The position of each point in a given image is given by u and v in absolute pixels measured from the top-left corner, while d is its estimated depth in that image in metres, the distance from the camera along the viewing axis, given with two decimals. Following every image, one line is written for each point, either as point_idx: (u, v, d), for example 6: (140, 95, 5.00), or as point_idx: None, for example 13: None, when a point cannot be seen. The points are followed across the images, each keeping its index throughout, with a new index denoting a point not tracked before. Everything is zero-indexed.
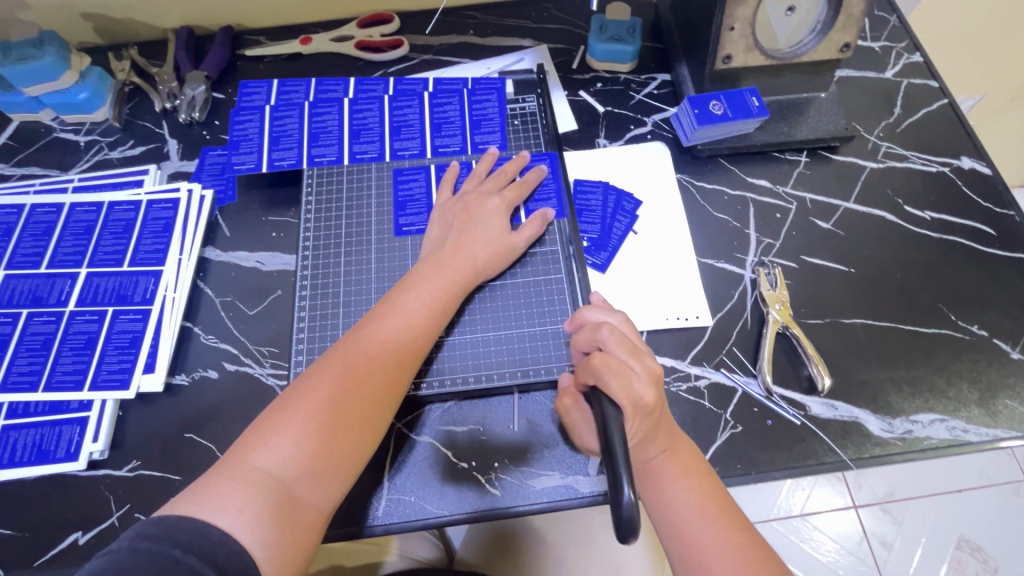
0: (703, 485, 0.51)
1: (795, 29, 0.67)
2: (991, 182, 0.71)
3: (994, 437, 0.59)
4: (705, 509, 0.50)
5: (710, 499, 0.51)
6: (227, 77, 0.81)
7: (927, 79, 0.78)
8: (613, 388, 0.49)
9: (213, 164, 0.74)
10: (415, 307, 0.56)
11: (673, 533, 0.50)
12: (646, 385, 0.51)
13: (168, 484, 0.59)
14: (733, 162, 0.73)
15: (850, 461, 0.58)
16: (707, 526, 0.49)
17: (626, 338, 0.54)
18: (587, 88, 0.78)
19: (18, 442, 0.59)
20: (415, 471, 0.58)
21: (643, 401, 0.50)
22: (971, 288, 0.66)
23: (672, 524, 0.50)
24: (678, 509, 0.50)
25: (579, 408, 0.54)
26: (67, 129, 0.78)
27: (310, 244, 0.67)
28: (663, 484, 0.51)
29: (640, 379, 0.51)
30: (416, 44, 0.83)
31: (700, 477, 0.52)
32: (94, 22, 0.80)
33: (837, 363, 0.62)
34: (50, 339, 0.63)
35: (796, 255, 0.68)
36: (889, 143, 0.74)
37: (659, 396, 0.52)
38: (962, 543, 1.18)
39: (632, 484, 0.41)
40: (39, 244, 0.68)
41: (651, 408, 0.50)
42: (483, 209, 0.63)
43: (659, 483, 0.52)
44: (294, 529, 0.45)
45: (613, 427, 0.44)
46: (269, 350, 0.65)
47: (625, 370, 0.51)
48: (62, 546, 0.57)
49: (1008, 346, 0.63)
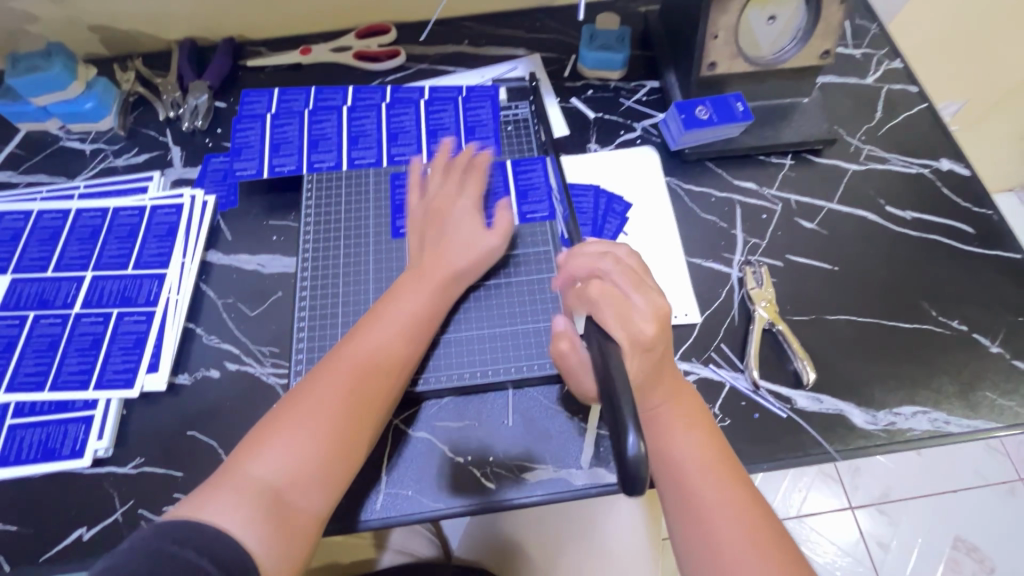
0: (709, 441, 0.52)
1: (776, 36, 0.70)
2: (969, 182, 0.74)
3: (975, 428, 0.60)
4: (710, 462, 0.51)
5: (713, 454, 0.51)
6: (229, 87, 0.83)
7: (907, 84, 0.81)
8: (611, 324, 0.48)
9: (216, 170, 0.76)
10: (398, 316, 0.58)
11: (679, 486, 0.50)
12: (648, 319, 0.50)
13: (172, 480, 0.60)
14: (720, 165, 0.76)
15: (835, 452, 0.60)
16: (711, 479, 0.50)
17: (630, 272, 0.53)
18: (578, 95, 0.81)
19: (25, 440, 0.61)
20: (412, 465, 0.60)
21: (646, 336, 0.49)
22: (951, 285, 0.68)
23: (676, 474, 0.50)
24: (683, 461, 0.51)
25: (576, 352, 0.54)
26: (73, 138, 0.80)
27: (309, 248, 0.69)
28: (672, 436, 0.52)
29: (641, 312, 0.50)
30: (412, 54, 0.85)
31: (706, 432, 0.53)
32: (101, 34, 0.82)
33: (822, 358, 0.64)
34: (57, 340, 0.65)
35: (782, 254, 0.70)
36: (870, 145, 0.76)
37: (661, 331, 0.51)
38: (958, 542, 1.19)
39: (639, 432, 0.39)
40: (45, 249, 0.70)
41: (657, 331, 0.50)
42: (455, 211, 0.65)
43: (666, 435, 0.52)
44: (290, 531, 0.47)
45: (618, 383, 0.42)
46: (270, 350, 0.67)
47: (625, 305, 0.50)
48: (68, 541, 0.58)
49: (987, 340, 0.64)
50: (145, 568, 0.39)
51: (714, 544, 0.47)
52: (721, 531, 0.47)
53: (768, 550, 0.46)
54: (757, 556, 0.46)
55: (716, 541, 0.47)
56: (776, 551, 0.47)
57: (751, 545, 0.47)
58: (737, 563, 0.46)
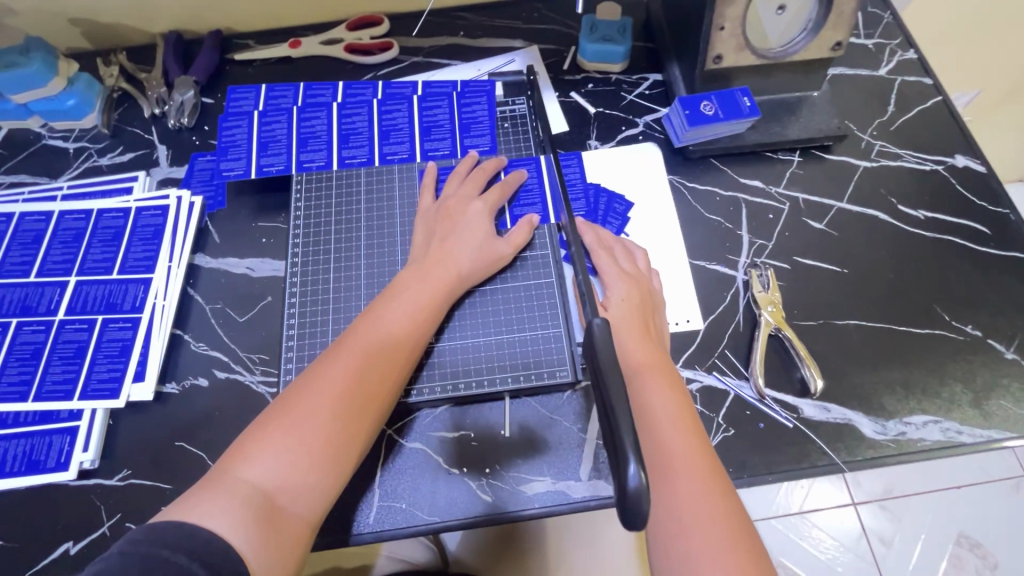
0: (682, 402, 0.53)
1: (785, 27, 0.67)
2: (985, 179, 0.71)
3: (988, 438, 0.58)
4: (680, 419, 0.52)
5: (684, 412, 0.52)
6: (217, 82, 0.80)
7: (921, 76, 0.77)
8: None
9: (203, 170, 0.74)
10: (399, 316, 0.56)
11: (649, 434, 0.51)
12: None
13: (160, 493, 0.59)
14: (725, 162, 0.73)
15: (843, 463, 0.58)
16: (678, 433, 0.50)
17: (629, 258, 0.63)
18: (578, 89, 0.78)
19: (8, 452, 0.59)
20: (405, 476, 0.58)
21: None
22: (965, 288, 0.65)
23: (646, 424, 0.51)
24: (656, 414, 0.52)
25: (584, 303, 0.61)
26: (57, 136, 0.77)
27: (299, 251, 0.67)
28: (647, 391, 0.53)
29: (629, 289, 0.60)
30: (405, 47, 0.82)
31: (680, 394, 0.54)
32: (82, 27, 0.79)
33: (830, 365, 0.62)
34: (40, 348, 0.63)
35: (789, 256, 0.67)
36: (882, 141, 0.74)
37: (646, 305, 0.60)
38: (962, 539, 1.18)
39: (640, 460, 0.37)
40: (28, 253, 0.68)
41: (632, 273, 0.62)
42: (465, 214, 0.63)
43: (644, 380, 0.54)
44: (280, 537, 0.44)
45: (618, 405, 0.40)
46: (260, 357, 0.65)
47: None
48: (54, 555, 0.57)
49: (1001, 345, 0.62)
50: (133, 573, 0.38)
51: (671, 487, 0.47)
52: (679, 477, 0.48)
53: (718, 498, 0.47)
54: (707, 503, 0.47)
55: (674, 484, 0.48)
56: (726, 501, 0.47)
57: (703, 493, 0.47)
58: (687, 508, 0.46)
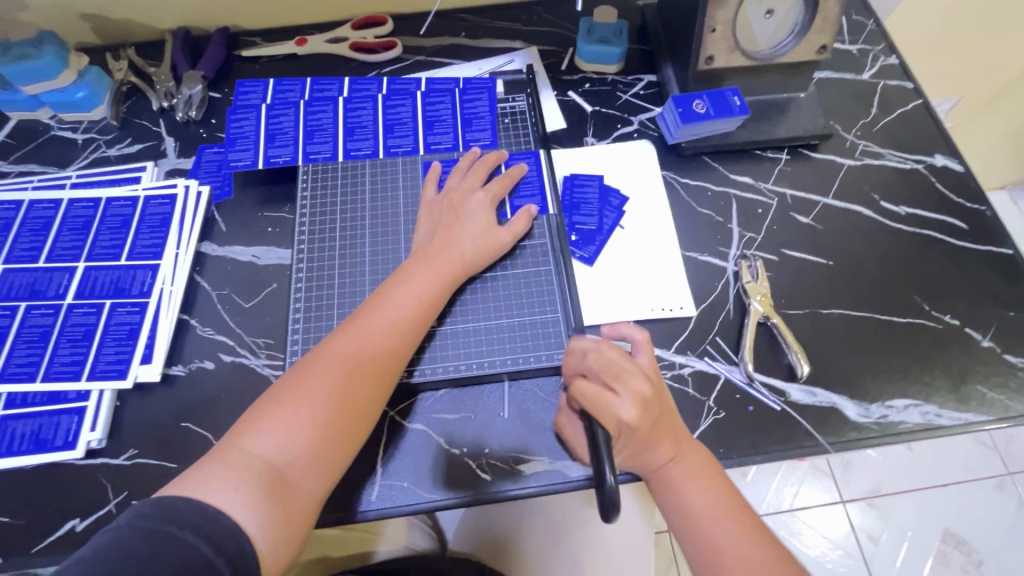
0: (712, 480, 0.54)
1: (773, 30, 0.70)
2: (963, 178, 0.74)
3: (965, 421, 0.61)
4: (715, 500, 0.53)
5: (717, 489, 0.54)
6: (224, 77, 0.83)
7: (902, 80, 0.81)
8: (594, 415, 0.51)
9: (210, 161, 0.76)
10: (406, 300, 0.58)
11: (687, 524, 0.53)
12: (630, 404, 0.51)
13: (165, 471, 0.60)
14: (716, 159, 0.76)
15: (828, 444, 0.60)
16: (721, 524, 0.52)
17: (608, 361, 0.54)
18: (576, 88, 0.81)
19: (16, 431, 0.60)
20: (408, 455, 0.60)
21: (625, 420, 0.51)
22: (943, 279, 0.68)
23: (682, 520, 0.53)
24: (690, 506, 0.53)
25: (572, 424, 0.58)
26: (65, 128, 0.79)
27: (305, 238, 0.69)
28: (679, 489, 0.54)
29: (621, 400, 0.51)
30: (409, 46, 0.85)
31: (710, 479, 0.54)
32: (92, 23, 0.81)
33: (816, 351, 0.64)
34: (49, 331, 0.64)
35: (777, 248, 0.70)
36: (866, 141, 0.77)
37: (650, 409, 0.52)
38: (947, 536, 1.20)
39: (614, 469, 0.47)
40: (37, 239, 0.69)
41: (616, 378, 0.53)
42: (468, 206, 0.65)
43: (673, 480, 0.54)
44: (288, 513, 0.46)
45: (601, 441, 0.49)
46: (265, 342, 0.66)
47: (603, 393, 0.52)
48: (61, 532, 0.58)
49: (978, 334, 0.65)
50: (143, 547, 0.39)
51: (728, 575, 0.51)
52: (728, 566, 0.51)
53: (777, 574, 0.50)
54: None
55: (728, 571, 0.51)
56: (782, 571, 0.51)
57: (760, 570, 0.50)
58: None
